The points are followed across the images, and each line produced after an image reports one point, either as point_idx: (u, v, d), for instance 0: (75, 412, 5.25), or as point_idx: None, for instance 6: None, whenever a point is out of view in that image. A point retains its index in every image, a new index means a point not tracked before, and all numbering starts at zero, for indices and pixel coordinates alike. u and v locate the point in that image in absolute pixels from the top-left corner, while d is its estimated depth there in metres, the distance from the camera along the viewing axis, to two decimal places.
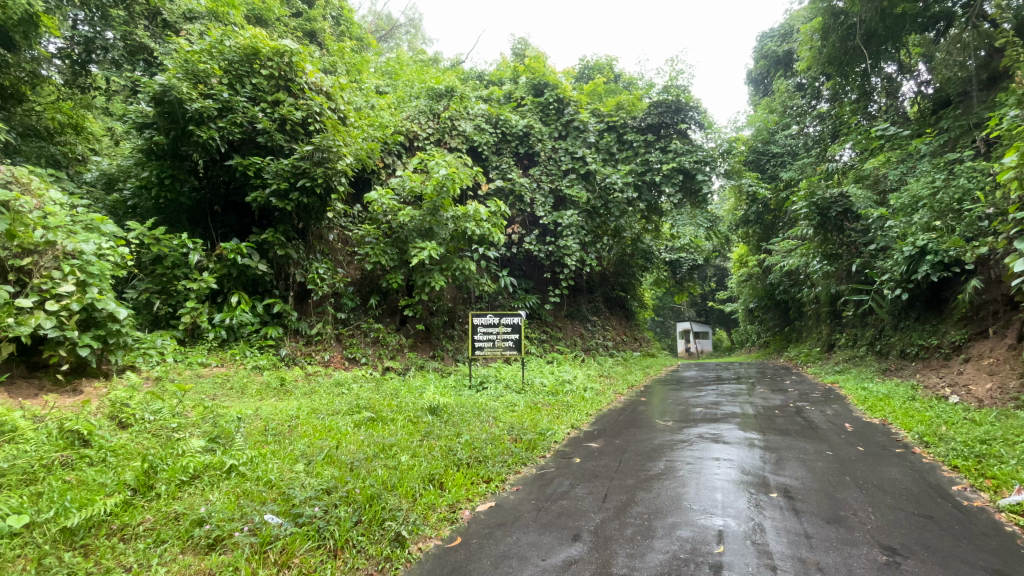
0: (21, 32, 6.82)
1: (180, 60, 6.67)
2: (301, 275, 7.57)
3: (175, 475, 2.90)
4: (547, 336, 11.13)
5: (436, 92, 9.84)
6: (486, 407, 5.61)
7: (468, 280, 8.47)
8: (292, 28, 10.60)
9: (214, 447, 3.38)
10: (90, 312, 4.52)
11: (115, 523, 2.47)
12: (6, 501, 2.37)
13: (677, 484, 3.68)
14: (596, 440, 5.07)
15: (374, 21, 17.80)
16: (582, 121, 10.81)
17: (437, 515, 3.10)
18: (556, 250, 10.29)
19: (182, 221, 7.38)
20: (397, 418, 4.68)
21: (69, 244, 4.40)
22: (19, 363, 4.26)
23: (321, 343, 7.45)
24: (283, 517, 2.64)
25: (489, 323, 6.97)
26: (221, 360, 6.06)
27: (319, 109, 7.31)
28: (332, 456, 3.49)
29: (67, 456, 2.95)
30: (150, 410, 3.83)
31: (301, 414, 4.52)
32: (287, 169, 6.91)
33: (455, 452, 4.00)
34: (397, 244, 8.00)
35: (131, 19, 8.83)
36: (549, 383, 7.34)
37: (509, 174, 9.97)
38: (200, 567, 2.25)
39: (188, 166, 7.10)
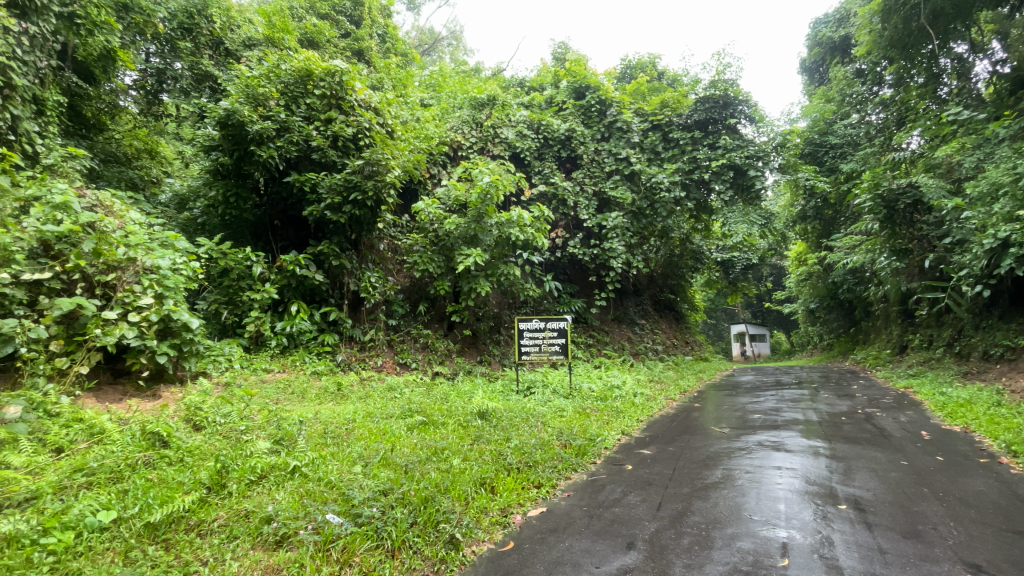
0: (100, 66, 7.70)
1: (241, 85, 7.10)
2: (355, 283, 7.83)
3: (244, 474, 3.09)
4: (594, 340, 11.00)
5: (478, 102, 10.10)
6: (534, 412, 5.59)
7: (513, 285, 8.51)
8: (341, 48, 11.12)
9: (279, 448, 3.57)
10: (167, 322, 4.90)
11: (192, 519, 2.63)
12: (97, 498, 2.60)
13: (736, 494, 3.53)
14: (648, 447, 4.95)
15: (417, 36, 18.29)
16: (625, 121, 10.68)
17: (489, 519, 3.12)
18: (602, 253, 10.13)
19: (246, 235, 7.88)
20: (448, 422, 4.76)
21: (147, 260, 4.77)
22: (105, 371, 4.70)
23: (374, 349, 7.72)
24: (344, 517, 2.73)
25: (535, 328, 6.93)
26: (283, 367, 6.39)
27: (369, 124, 7.59)
28: (387, 458, 3.59)
29: (149, 456, 3.20)
30: (221, 414, 4.08)
31: (357, 418, 4.68)
32: (340, 183, 7.22)
33: (505, 456, 4.02)
34: (443, 252, 8.18)
35: (197, 49, 9.46)
36: (598, 388, 7.25)
37: (551, 179, 9.99)
38: (269, 563, 2.36)
39: (250, 184, 7.56)
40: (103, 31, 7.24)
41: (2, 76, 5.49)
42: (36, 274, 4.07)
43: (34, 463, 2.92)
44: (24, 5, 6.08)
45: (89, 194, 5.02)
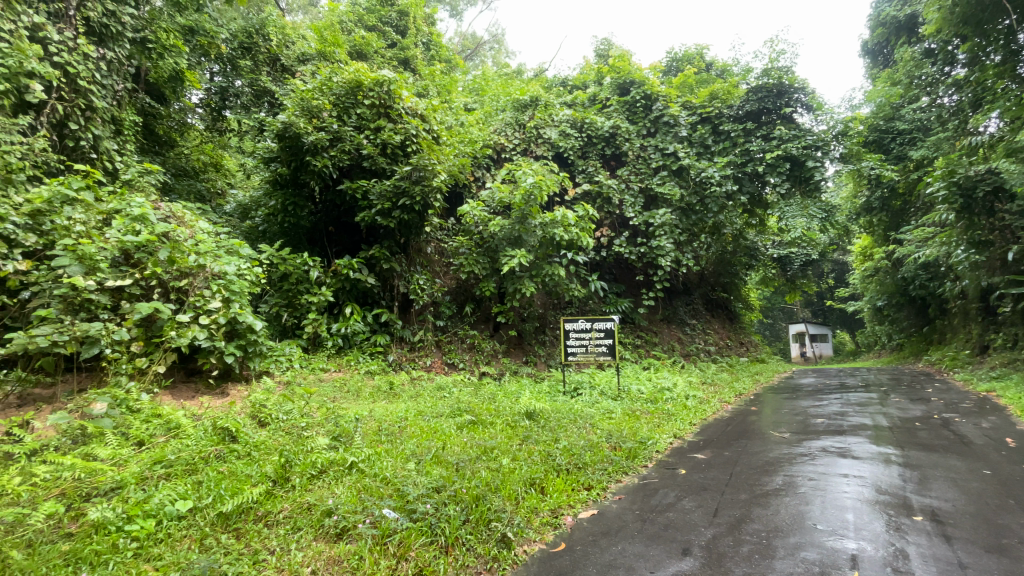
0: (171, 87, 8.20)
1: (297, 99, 7.46)
2: (404, 286, 8.06)
3: (306, 468, 3.23)
4: (642, 341, 10.77)
5: (521, 103, 10.17)
6: (582, 413, 5.53)
7: (558, 286, 8.47)
8: (388, 58, 11.46)
9: (337, 444, 3.72)
10: (233, 325, 5.21)
11: (260, 510, 2.78)
12: (175, 488, 2.80)
13: (798, 501, 3.36)
14: (703, 451, 4.79)
15: (460, 41, 18.57)
16: (672, 115, 10.39)
17: (539, 519, 3.12)
18: (649, 252, 9.88)
19: (303, 241, 8.27)
20: (496, 422, 4.80)
21: (215, 266, 5.09)
22: (180, 370, 5.07)
23: (423, 350, 7.91)
24: (399, 512, 2.82)
25: (581, 328, 6.87)
26: (338, 366, 6.66)
27: (415, 130, 7.77)
28: (439, 456, 3.66)
29: (219, 450, 3.41)
30: (283, 410, 4.30)
31: (408, 416, 4.81)
32: (389, 189, 7.44)
33: (554, 457, 4.00)
34: (488, 253, 8.26)
35: (256, 67, 10.01)
36: (648, 390, 7.08)
37: (595, 177, 9.86)
38: (331, 554, 2.46)
39: (306, 193, 7.91)
40: (172, 54, 7.82)
41: (85, 100, 6.07)
42: (118, 281, 4.40)
43: (120, 455, 3.19)
44: (102, 32, 6.66)
45: (163, 207, 5.43)
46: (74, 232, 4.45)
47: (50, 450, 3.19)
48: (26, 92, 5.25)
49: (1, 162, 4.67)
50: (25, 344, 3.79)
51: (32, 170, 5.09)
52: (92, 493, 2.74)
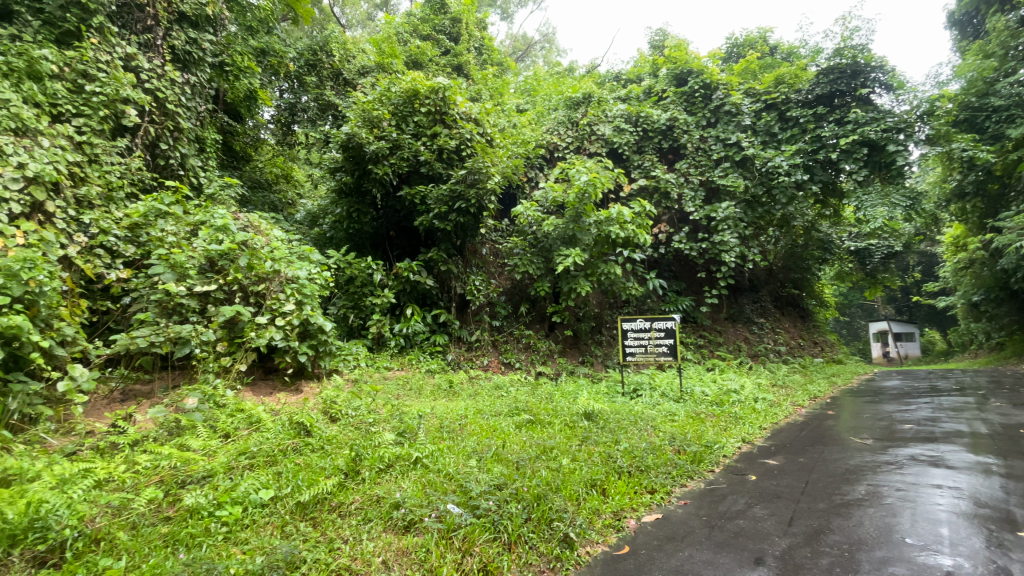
0: (246, 106, 8.92)
1: (359, 110, 7.77)
2: (461, 287, 8.25)
3: (375, 462, 3.38)
4: (705, 341, 10.35)
5: (574, 101, 10.20)
6: (643, 415, 5.40)
7: (615, 285, 8.24)
8: (442, 65, 11.74)
9: (402, 440, 3.87)
10: (306, 325, 5.55)
11: (334, 500, 2.93)
12: (258, 477, 3.02)
13: (884, 513, 3.10)
14: (775, 457, 4.53)
15: (511, 43, 18.67)
16: (734, 104, 9.90)
17: (602, 521, 3.07)
18: (711, 247, 9.44)
19: (366, 246, 8.67)
20: (554, 422, 4.79)
21: (289, 271, 5.42)
22: (260, 367, 5.47)
23: (480, 349, 8.04)
24: (463, 507, 2.88)
25: (639, 328, 6.71)
26: (401, 364, 6.90)
27: (470, 135, 7.92)
28: (499, 454, 3.70)
29: (296, 443, 3.63)
30: (352, 407, 4.53)
31: (468, 414, 4.91)
32: (445, 193, 7.63)
33: (614, 459, 3.93)
34: (543, 253, 8.26)
35: (321, 82, 10.56)
36: (712, 392, 6.79)
37: (652, 172, 9.59)
38: (399, 545, 2.55)
39: (369, 200, 8.29)
40: (246, 75, 8.49)
41: (172, 121, 6.66)
42: (205, 286, 4.79)
43: (209, 446, 3.48)
44: (185, 58, 7.28)
45: (242, 217, 5.85)
46: (166, 243, 4.89)
47: (150, 440, 3.53)
48: (123, 116, 5.83)
49: (104, 181, 5.23)
50: (127, 344, 4.21)
51: (130, 187, 5.65)
52: (186, 480, 3.00)
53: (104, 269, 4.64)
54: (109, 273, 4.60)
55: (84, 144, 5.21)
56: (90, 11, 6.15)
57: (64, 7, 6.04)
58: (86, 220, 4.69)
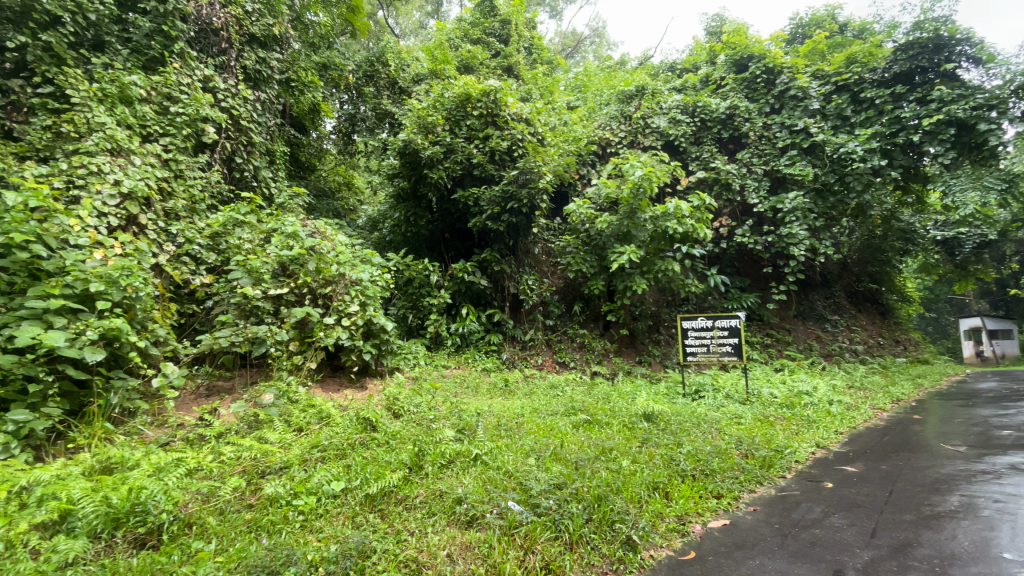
0: (310, 118, 9.45)
1: (415, 117, 8.00)
2: (514, 287, 8.33)
3: (437, 458, 3.47)
4: (772, 340, 9.81)
5: (626, 94, 10.11)
6: (706, 417, 5.19)
7: (672, 282, 7.95)
8: (492, 67, 11.85)
9: (462, 437, 3.95)
10: (369, 325, 5.78)
11: (400, 493, 3.04)
12: (330, 470, 3.19)
13: (981, 526, 2.82)
14: (853, 464, 4.22)
15: (561, 40, 18.57)
16: (801, 88, 9.30)
17: (665, 525, 2.99)
18: (778, 240, 8.91)
19: (423, 248, 8.95)
20: (613, 423, 4.71)
21: (353, 274, 5.67)
22: (328, 365, 5.77)
23: (534, 348, 8.06)
24: (524, 506, 2.90)
25: (701, 327, 6.46)
26: (458, 363, 7.04)
27: (521, 135, 7.93)
28: (558, 454, 3.69)
29: (363, 437, 3.80)
30: (413, 404, 4.67)
31: (525, 413, 4.92)
32: (498, 194, 7.69)
33: (677, 462, 3.81)
34: (596, 251, 8.14)
35: (379, 91, 10.95)
36: (782, 394, 6.42)
37: (711, 163, 9.22)
38: (463, 540, 2.61)
39: (425, 204, 8.55)
40: (310, 89, 8.99)
41: (246, 136, 7.15)
42: (278, 290, 5.10)
43: (285, 439, 3.71)
44: (256, 77, 7.81)
45: (310, 224, 6.19)
46: (243, 249, 5.27)
47: (233, 432, 3.80)
48: (203, 133, 6.33)
49: (189, 195, 5.71)
50: (211, 344, 4.57)
51: (210, 199, 6.12)
52: (265, 470, 3.22)
53: (189, 275, 5.06)
54: (194, 278, 5.02)
55: (170, 161, 5.71)
56: (172, 38, 6.74)
57: (149, 36, 6.67)
58: (173, 231, 5.14)
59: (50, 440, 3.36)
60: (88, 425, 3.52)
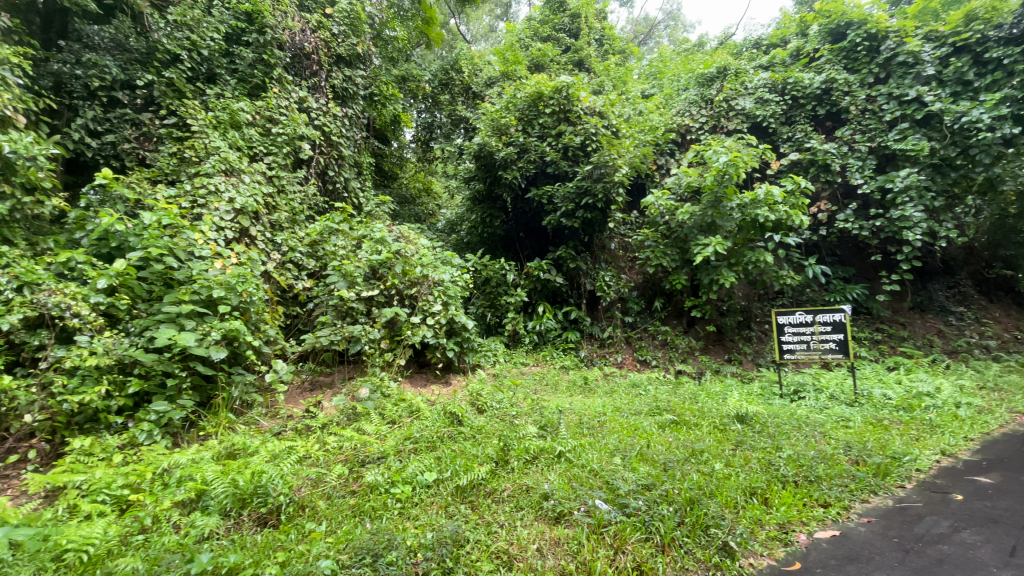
0: (391, 129, 10.00)
1: (488, 120, 8.16)
2: (591, 283, 8.24)
3: (521, 454, 3.52)
4: (883, 336, 8.83)
5: (707, 77, 9.73)
6: (807, 419, 4.79)
7: (764, 274, 7.41)
8: (563, 63, 11.77)
9: (545, 434, 3.97)
10: (452, 323, 6.00)
11: (488, 486, 3.13)
12: (423, 461, 3.34)
13: None
14: (991, 476, 3.70)
15: (632, 28, 18.00)
16: (911, 53, 8.23)
17: (766, 533, 2.81)
18: (888, 224, 8.00)
19: (499, 248, 9.15)
20: (702, 423, 4.50)
21: (436, 275, 5.92)
22: (415, 362, 6.05)
23: (614, 346, 7.92)
24: (611, 505, 2.86)
25: (799, 322, 5.96)
26: (536, 361, 7.09)
27: (595, 129, 7.76)
28: (644, 454, 3.59)
29: (451, 431, 3.95)
30: (495, 400, 4.78)
31: (607, 412, 4.84)
32: (572, 191, 7.67)
33: (776, 466, 3.55)
34: (678, 244, 7.81)
35: (453, 99, 11.15)
36: (897, 395, 5.76)
37: (806, 144, 8.51)
38: (552, 535, 2.63)
39: (500, 205, 8.77)
40: (391, 101, 9.47)
41: (336, 150, 7.71)
42: (370, 291, 5.46)
43: (380, 430, 3.96)
44: (343, 94, 8.40)
45: (395, 229, 6.54)
46: (338, 255, 5.71)
47: (335, 424, 4.12)
48: (300, 150, 6.91)
49: (290, 208, 6.27)
50: (313, 342, 4.99)
51: (308, 210, 6.65)
52: (365, 460, 3.45)
53: (293, 280, 5.55)
54: (297, 283, 5.51)
55: (274, 177, 6.27)
56: (271, 65, 7.41)
57: (252, 65, 7.35)
58: (279, 240, 5.65)
59: (185, 428, 3.82)
60: (215, 415, 3.98)
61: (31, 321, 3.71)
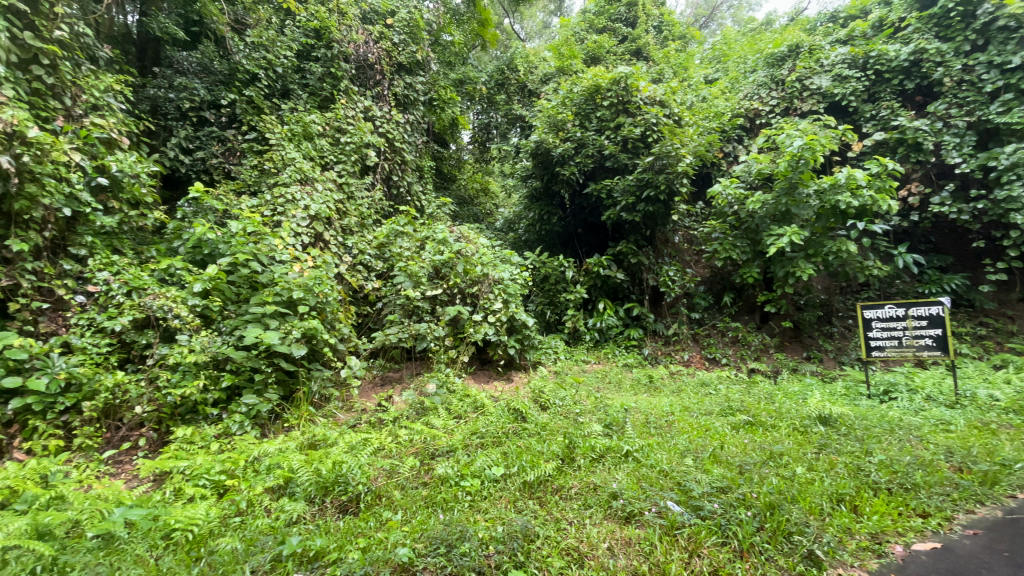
0: (450, 132, 10.24)
1: (545, 117, 8.21)
2: (653, 278, 8.05)
3: (588, 452, 3.49)
4: (989, 331, 7.90)
5: (776, 57, 9.22)
6: (901, 422, 4.39)
7: (847, 265, 6.85)
8: (620, 53, 11.53)
9: (611, 433, 3.92)
10: (512, 321, 6.04)
11: (556, 483, 3.13)
12: (490, 456, 3.40)
13: None
14: None
15: (692, 12, 17.30)
16: (1013, 16, 7.19)
17: (856, 542, 2.61)
18: (993, 206, 7.15)
19: (557, 245, 9.18)
20: (780, 425, 4.26)
21: (495, 273, 5.99)
22: (478, 360, 6.17)
23: (679, 343, 7.66)
24: (684, 506, 2.78)
25: (889, 317, 5.49)
26: (598, 358, 7.00)
27: (655, 119, 7.44)
28: (717, 455, 3.45)
29: (516, 427, 3.99)
30: (558, 397, 4.77)
31: (675, 411, 4.69)
32: (632, 183, 7.49)
33: (866, 472, 3.29)
34: (748, 235, 7.42)
35: (510, 98, 11.23)
36: (1009, 397, 5.13)
37: (892, 121, 7.80)
38: (622, 534, 2.59)
39: (557, 202, 8.89)
40: (450, 104, 9.61)
41: (399, 156, 7.99)
42: (434, 291, 5.62)
43: (448, 425, 4.07)
44: (405, 101, 8.70)
45: (456, 229, 6.69)
46: (404, 257, 5.93)
47: (405, 418, 4.29)
48: (366, 157, 7.23)
49: (359, 213, 6.58)
50: (383, 340, 5.22)
51: (375, 214, 6.96)
52: (435, 452, 3.56)
53: (363, 280, 5.84)
54: (367, 284, 5.78)
55: (344, 185, 6.62)
56: (338, 78, 7.80)
57: (321, 79, 7.78)
58: (349, 244, 5.97)
59: (272, 420, 4.13)
60: (297, 408, 4.26)
61: (139, 322, 4.16)
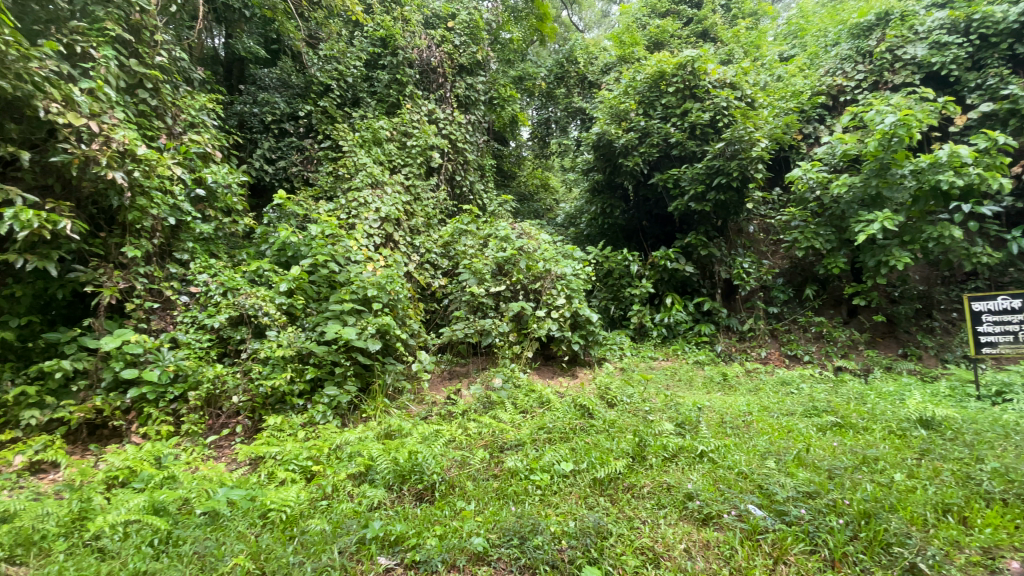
0: (511, 130, 10.31)
1: (607, 108, 8.03)
2: (726, 271, 7.67)
3: (660, 451, 3.41)
4: None
5: (863, 27, 8.45)
6: (1021, 426, 3.89)
7: (950, 252, 6.15)
8: (686, 36, 11.09)
9: (683, 432, 3.79)
10: (576, 316, 5.99)
11: (627, 480, 3.08)
12: (559, 451, 3.41)
13: None
14: None
15: None
16: None
17: (967, 557, 2.36)
18: None
19: (621, 238, 9.01)
20: (873, 428, 3.92)
21: (558, 269, 5.98)
22: (542, 355, 6.19)
23: (755, 340, 7.27)
24: (767, 511, 2.64)
25: (1003, 309, 4.87)
26: (666, 355, 6.80)
27: (726, 102, 7.06)
28: (802, 458, 3.24)
29: (583, 423, 3.96)
30: (626, 394, 4.68)
31: (753, 411, 4.45)
32: (701, 171, 7.18)
33: (978, 481, 2.96)
34: (833, 222, 6.92)
35: (569, 91, 11.14)
36: None
37: (1005, 89, 6.89)
38: (700, 536, 2.51)
39: (620, 194, 8.76)
40: (510, 102, 9.59)
41: (462, 156, 8.15)
42: (498, 287, 5.72)
43: (515, 419, 4.11)
44: (466, 101, 8.86)
45: (518, 226, 6.72)
46: (468, 254, 6.06)
47: (474, 411, 4.40)
48: (431, 159, 7.45)
49: (425, 213, 6.80)
50: (450, 335, 5.39)
51: (441, 214, 7.16)
52: (504, 446, 3.63)
53: (431, 278, 6.06)
54: (434, 282, 5.98)
55: (411, 186, 6.86)
56: (403, 83, 8.09)
57: (388, 86, 8.10)
58: (418, 244, 6.19)
59: (351, 410, 4.38)
60: (373, 400, 4.48)
61: (234, 320, 4.55)
